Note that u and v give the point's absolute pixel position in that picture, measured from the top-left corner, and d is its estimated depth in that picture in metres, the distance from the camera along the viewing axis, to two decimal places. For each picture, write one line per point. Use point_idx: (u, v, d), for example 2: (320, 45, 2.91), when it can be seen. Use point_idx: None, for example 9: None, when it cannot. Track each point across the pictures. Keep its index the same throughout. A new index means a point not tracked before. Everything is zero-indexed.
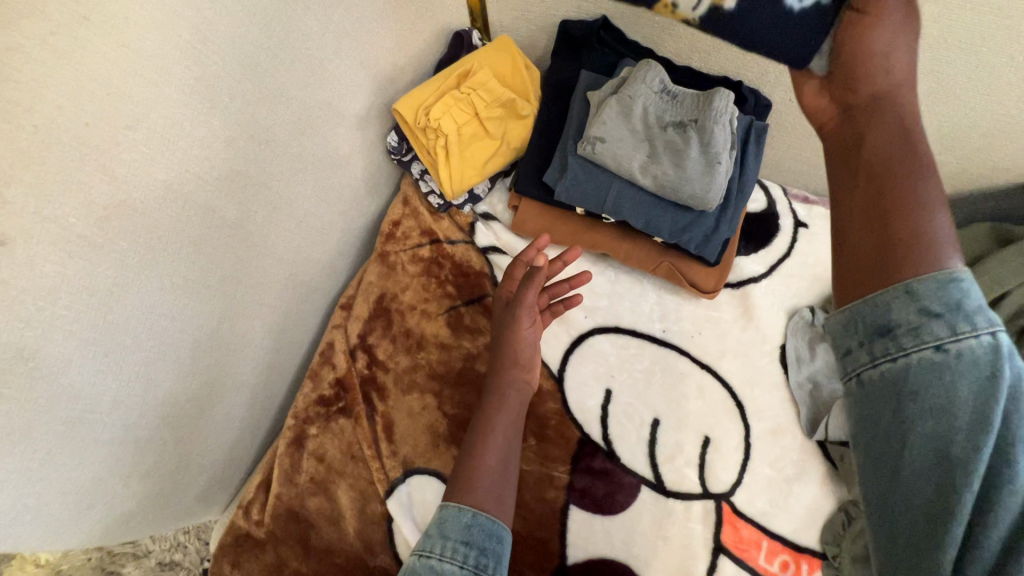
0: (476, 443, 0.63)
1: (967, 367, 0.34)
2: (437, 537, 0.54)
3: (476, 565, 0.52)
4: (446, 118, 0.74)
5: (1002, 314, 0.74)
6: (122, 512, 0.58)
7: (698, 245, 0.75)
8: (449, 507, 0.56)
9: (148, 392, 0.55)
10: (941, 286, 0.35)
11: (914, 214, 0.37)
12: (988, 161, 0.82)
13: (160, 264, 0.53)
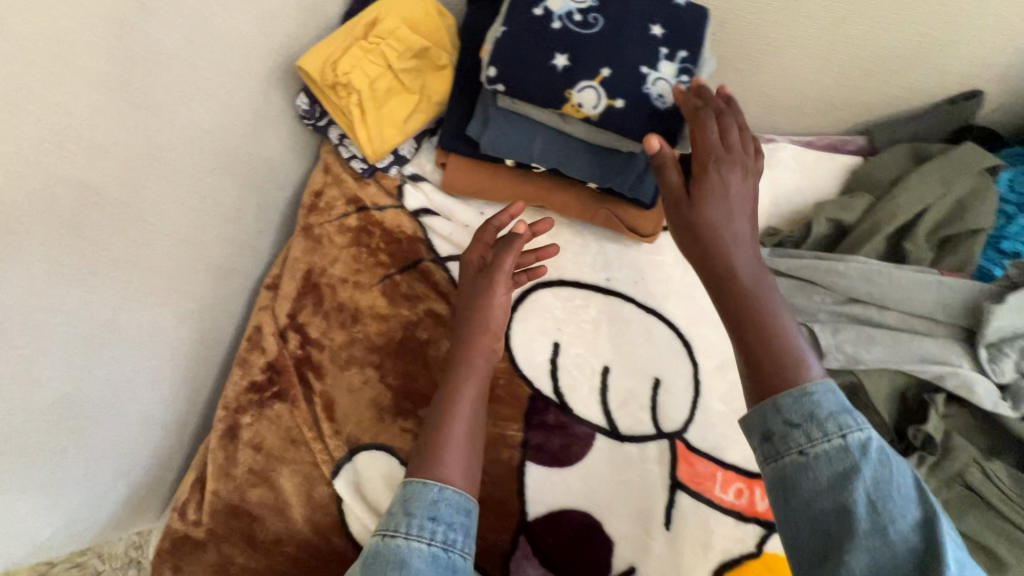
0: (442, 414, 0.60)
1: (827, 464, 0.46)
2: (402, 515, 0.52)
3: (445, 541, 0.51)
4: (356, 73, 0.69)
5: (923, 228, 0.76)
6: (25, 526, 0.53)
7: (631, 187, 0.73)
8: (412, 483, 0.54)
9: (30, 393, 0.49)
10: (797, 402, 0.48)
11: (771, 346, 0.51)
12: (902, 83, 0.84)
13: (23, 249, 0.46)
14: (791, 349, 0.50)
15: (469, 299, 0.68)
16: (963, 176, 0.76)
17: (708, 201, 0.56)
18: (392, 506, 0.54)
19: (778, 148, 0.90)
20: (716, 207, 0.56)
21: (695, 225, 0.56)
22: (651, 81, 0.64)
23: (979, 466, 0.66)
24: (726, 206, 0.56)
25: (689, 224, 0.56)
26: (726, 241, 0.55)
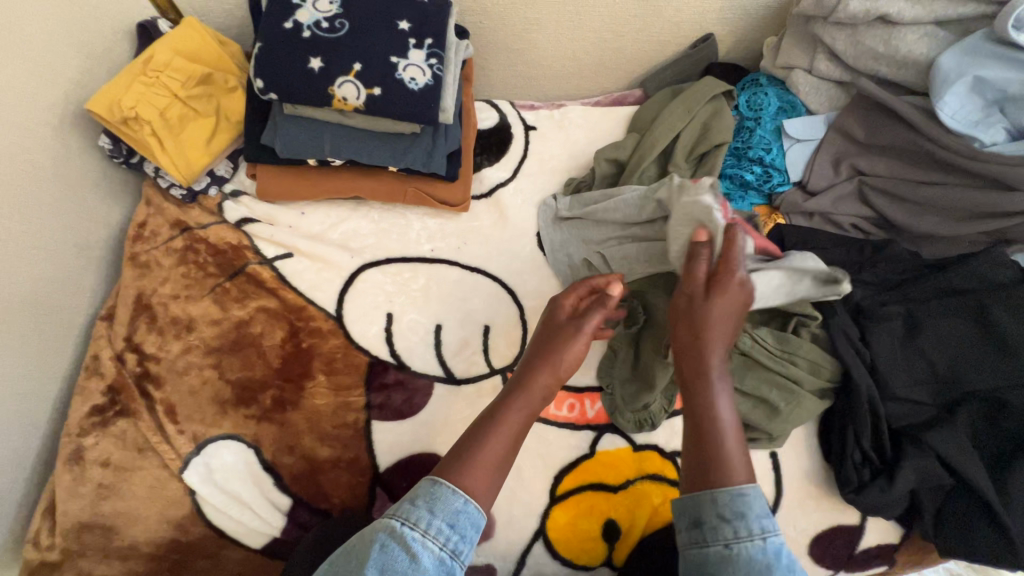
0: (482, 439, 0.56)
1: (745, 563, 0.48)
2: (423, 512, 0.51)
3: (455, 552, 0.50)
4: (142, 105, 0.75)
5: (680, 151, 0.88)
6: None
7: (424, 163, 0.82)
8: (445, 482, 0.53)
9: None
10: (732, 500, 0.50)
11: (717, 445, 0.53)
12: (651, 38, 0.98)
13: None
14: (715, 426, 0.54)
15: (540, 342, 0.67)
16: (702, 103, 0.90)
17: (717, 287, 0.57)
18: (410, 499, 0.52)
19: (568, 111, 1.02)
20: (706, 296, 0.57)
21: (676, 314, 0.59)
22: (402, 67, 0.74)
23: (749, 335, 0.76)
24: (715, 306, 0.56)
25: (683, 313, 0.58)
26: (705, 326, 0.56)
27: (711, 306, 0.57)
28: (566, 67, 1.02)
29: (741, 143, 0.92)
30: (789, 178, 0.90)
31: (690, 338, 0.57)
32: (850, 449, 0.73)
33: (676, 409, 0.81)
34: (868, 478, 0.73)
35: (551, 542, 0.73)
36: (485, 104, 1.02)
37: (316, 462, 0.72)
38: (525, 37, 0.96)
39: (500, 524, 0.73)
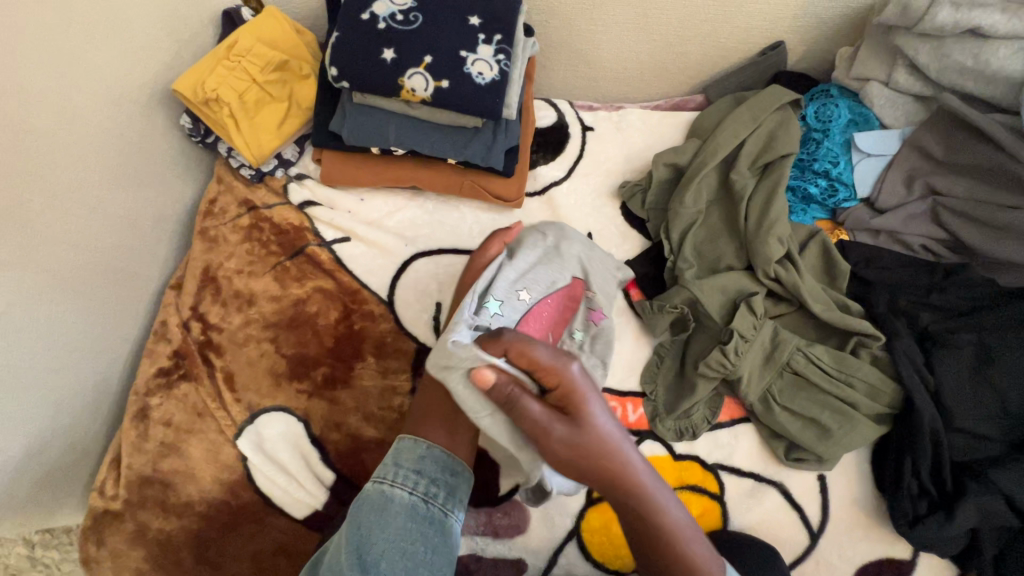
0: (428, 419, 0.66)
1: None
2: (392, 466, 0.61)
3: (426, 493, 0.60)
4: (223, 88, 0.79)
5: (743, 159, 0.86)
6: None
7: (483, 157, 0.83)
8: (407, 440, 0.64)
9: None
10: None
11: (679, 564, 0.55)
12: (718, 43, 0.96)
13: None
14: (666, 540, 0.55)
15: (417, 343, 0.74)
16: (769, 111, 0.88)
17: (568, 420, 0.54)
18: (382, 463, 0.63)
19: (626, 114, 1.02)
20: (568, 428, 0.53)
21: (548, 455, 0.54)
22: (471, 62, 0.75)
23: (802, 352, 0.76)
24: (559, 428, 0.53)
25: (571, 454, 0.53)
26: (577, 461, 0.53)
27: (557, 445, 0.53)
28: (627, 69, 1.02)
29: (806, 155, 0.89)
30: (857, 193, 0.87)
31: (594, 472, 0.54)
32: (906, 478, 0.70)
33: (721, 421, 0.79)
34: (925, 511, 0.69)
35: (585, 543, 0.72)
36: (544, 102, 1.02)
37: (361, 442, 0.74)
38: (589, 37, 0.96)
39: (534, 521, 0.73)
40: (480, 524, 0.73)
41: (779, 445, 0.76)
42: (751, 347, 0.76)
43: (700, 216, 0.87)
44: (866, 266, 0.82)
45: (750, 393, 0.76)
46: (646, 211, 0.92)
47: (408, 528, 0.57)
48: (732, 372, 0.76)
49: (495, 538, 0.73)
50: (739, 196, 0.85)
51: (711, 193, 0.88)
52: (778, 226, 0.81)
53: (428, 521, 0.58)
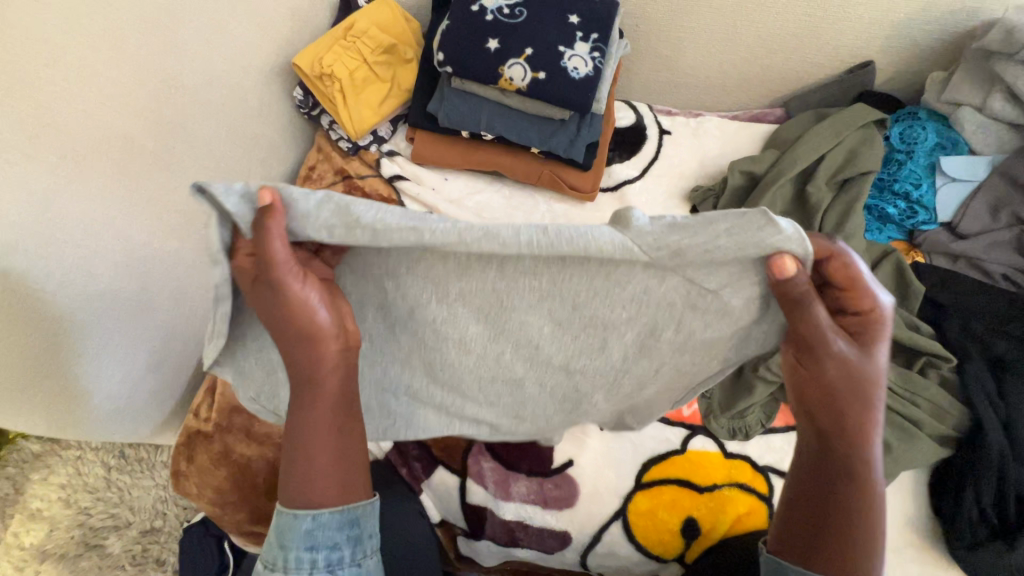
0: (304, 463, 0.48)
1: None
2: (281, 548, 0.49)
3: (329, 564, 0.50)
4: (337, 64, 0.87)
5: (822, 174, 0.87)
6: (98, 393, 0.68)
7: (565, 149, 0.87)
8: (285, 515, 0.49)
9: (90, 283, 0.64)
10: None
11: (847, 523, 0.48)
12: (805, 58, 0.98)
13: (86, 174, 0.63)
14: (872, 501, 0.47)
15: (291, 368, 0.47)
16: (852, 128, 0.88)
17: (858, 345, 0.45)
18: (271, 531, 0.50)
19: (705, 121, 1.04)
20: (855, 352, 0.45)
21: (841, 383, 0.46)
22: (567, 57, 0.80)
23: None
24: (841, 349, 0.45)
25: (820, 382, 0.46)
26: (839, 388, 0.46)
27: (830, 361, 0.45)
28: (709, 78, 1.04)
29: (886, 176, 0.89)
30: (937, 217, 0.86)
31: (839, 416, 0.47)
32: (967, 503, 0.69)
33: (773, 426, 0.80)
34: (984, 537, 0.68)
35: (630, 525, 0.74)
36: (623, 104, 1.06)
37: None
38: (676, 44, 1.00)
39: (584, 496, 0.76)
40: (532, 492, 0.76)
41: None
42: None
43: None
44: (941, 289, 0.81)
45: None
46: None
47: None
48: None
49: (544, 507, 0.76)
50: (814, 209, 0.86)
51: (784, 204, 0.89)
52: (852, 241, 0.82)
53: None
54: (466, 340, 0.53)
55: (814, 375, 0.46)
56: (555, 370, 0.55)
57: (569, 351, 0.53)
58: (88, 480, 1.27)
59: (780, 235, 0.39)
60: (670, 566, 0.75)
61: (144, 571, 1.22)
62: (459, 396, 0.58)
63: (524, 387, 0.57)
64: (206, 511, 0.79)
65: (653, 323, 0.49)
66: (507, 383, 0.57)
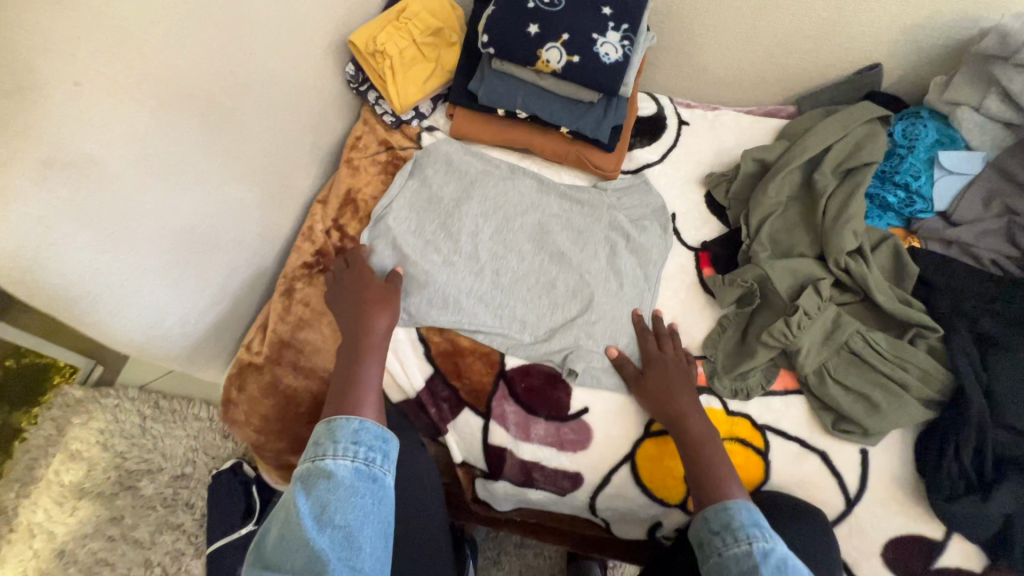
0: (353, 396, 0.72)
1: (737, 561, 0.60)
2: (329, 442, 0.65)
3: (366, 459, 0.64)
4: (389, 43, 0.95)
5: (828, 163, 0.94)
6: (177, 324, 0.77)
7: (592, 130, 0.95)
8: (337, 419, 0.67)
9: (172, 216, 0.73)
10: (717, 514, 0.66)
11: (710, 484, 0.70)
12: (817, 60, 1.05)
13: (174, 121, 0.72)
14: (714, 463, 0.73)
15: (347, 347, 0.78)
16: (858, 122, 0.95)
17: (660, 359, 0.84)
18: (318, 440, 0.66)
19: (721, 114, 1.12)
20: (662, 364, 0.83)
21: (660, 379, 0.81)
22: (600, 44, 0.88)
23: (862, 336, 0.83)
24: (677, 374, 0.82)
25: (653, 389, 0.80)
26: (674, 395, 0.79)
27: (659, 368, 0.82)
28: (728, 75, 1.12)
29: (889, 168, 0.96)
30: (933, 207, 0.93)
31: (671, 414, 0.78)
32: (948, 461, 0.75)
33: (775, 389, 0.86)
34: (962, 492, 0.74)
35: (637, 468, 0.82)
36: (646, 95, 1.14)
37: (458, 347, 0.87)
38: (698, 41, 1.08)
39: (597, 440, 0.83)
40: (549, 435, 0.84)
41: (828, 416, 0.82)
42: (813, 323, 0.83)
43: (780, 208, 0.95)
44: (936, 272, 0.87)
45: (807, 365, 0.83)
46: (728, 200, 1.01)
47: (355, 486, 0.61)
48: (792, 342, 0.82)
49: (560, 449, 0.83)
50: (819, 193, 0.93)
51: (792, 189, 0.97)
52: (854, 222, 0.88)
53: (371, 482, 0.63)
54: (523, 254, 0.93)
55: (663, 389, 0.80)
56: (575, 273, 0.92)
57: (582, 257, 0.94)
58: (125, 426, 1.35)
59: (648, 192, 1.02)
60: (673, 510, 0.82)
61: (174, 510, 1.28)
62: (511, 296, 0.90)
63: (555, 287, 0.91)
64: (249, 438, 0.87)
65: (613, 242, 0.95)
66: (544, 286, 0.91)
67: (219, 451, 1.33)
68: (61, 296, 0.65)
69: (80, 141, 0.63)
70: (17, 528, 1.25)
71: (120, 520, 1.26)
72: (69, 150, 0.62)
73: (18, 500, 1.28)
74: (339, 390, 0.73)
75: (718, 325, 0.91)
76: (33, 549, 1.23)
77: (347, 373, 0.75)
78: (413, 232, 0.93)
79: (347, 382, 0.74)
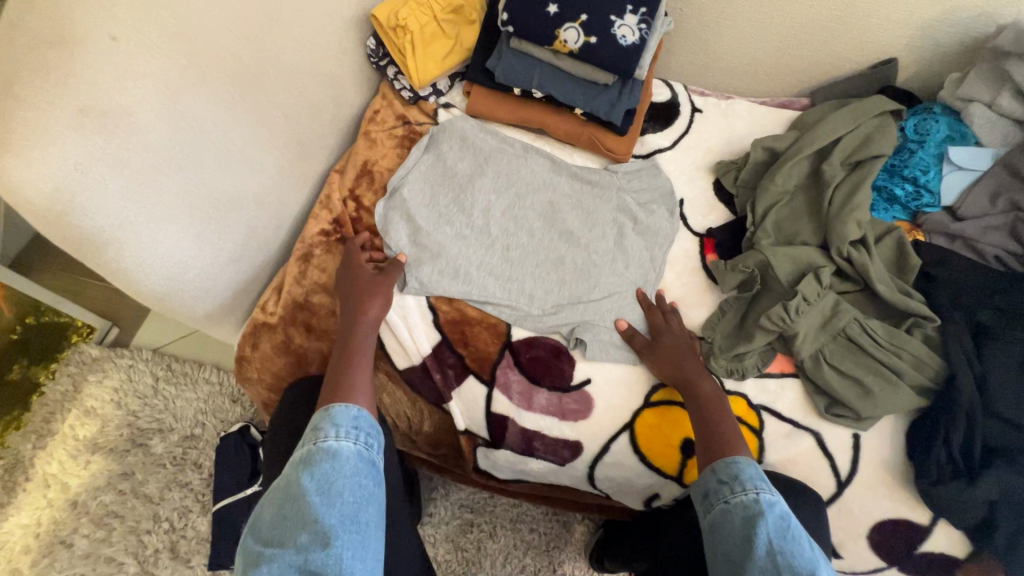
0: (346, 379, 0.73)
1: (743, 510, 0.62)
2: (329, 426, 0.64)
3: (366, 442, 0.64)
4: (411, 18, 0.97)
5: (838, 153, 0.95)
6: (201, 278, 0.79)
7: (606, 111, 0.96)
8: (335, 405, 0.67)
9: (198, 169, 0.75)
10: (727, 467, 0.67)
11: (715, 442, 0.72)
12: (833, 52, 1.06)
13: (202, 80, 0.74)
14: (721, 423, 0.74)
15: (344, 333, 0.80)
16: (869, 115, 0.96)
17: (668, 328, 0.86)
18: (316, 425, 0.65)
19: (734, 103, 1.13)
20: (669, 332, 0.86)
21: (667, 346, 0.84)
22: (617, 26, 0.90)
23: (860, 323, 0.84)
24: (685, 347, 0.84)
25: (662, 357, 0.83)
26: (684, 366, 0.81)
27: (666, 338, 0.85)
28: (743, 64, 1.13)
29: (898, 161, 0.97)
30: (939, 201, 0.95)
31: (680, 379, 0.80)
32: (937, 445, 0.77)
33: (772, 371, 0.88)
34: (949, 476, 0.76)
35: (635, 437, 0.84)
36: (661, 82, 1.15)
37: (466, 317, 0.90)
38: (714, 29, 1.09)
39: (597, 412, 0.85)
40: (551, 404, 0.86)
41: (822, 399, 0.84)
42: (812, 309, 0.85)
43: (786, 196, 0.96)
44: (937, 264, 0.89)
45: (804, 349, 0.84)
46: (736, 187, 1.02)
47: (357, 468, 0.61)
48: (790, 327, 0.84)
49: (561, 418, 0.86)
50: (827, 183, 0.94)
51: (800, 179, 0.98)
52: (859, 212, 0.90)
53: (371, 465, 0.63)
54: (533, 231, 0.95)
55: (672, 361, 0.82)
56: (584, 252, 0.94)
57: (591, 236, 0.95)
58: (138, 386, 1.39)
59: (659, 175, 1.03)
60: (666, 483, 0.85)
61: (182, 470, 1.32)
62: (520, 270, 0.92)
63: (564, 264, 0.93)
64: (261, 395, 0.90)
65: (622, 224, 0.97)
66: (552, 263, 0.93)
67: (227, 415, 1.37)
68: (92, 240, 0.68)
69: (114, 92, 0.66)
70: (33, 477, 1.30)
71: (131, 475, 1.30)
72: (105, 100, 0.66)
73: (34, 451, 1.33)
74: (334, 374, 0.75)
75: (718, 308, 0.93)
76: (47, 498, 1.28)
77: (338, 367, 0.76)
78: (427, 205, 0.96)
79: (342, 366, 0.75)
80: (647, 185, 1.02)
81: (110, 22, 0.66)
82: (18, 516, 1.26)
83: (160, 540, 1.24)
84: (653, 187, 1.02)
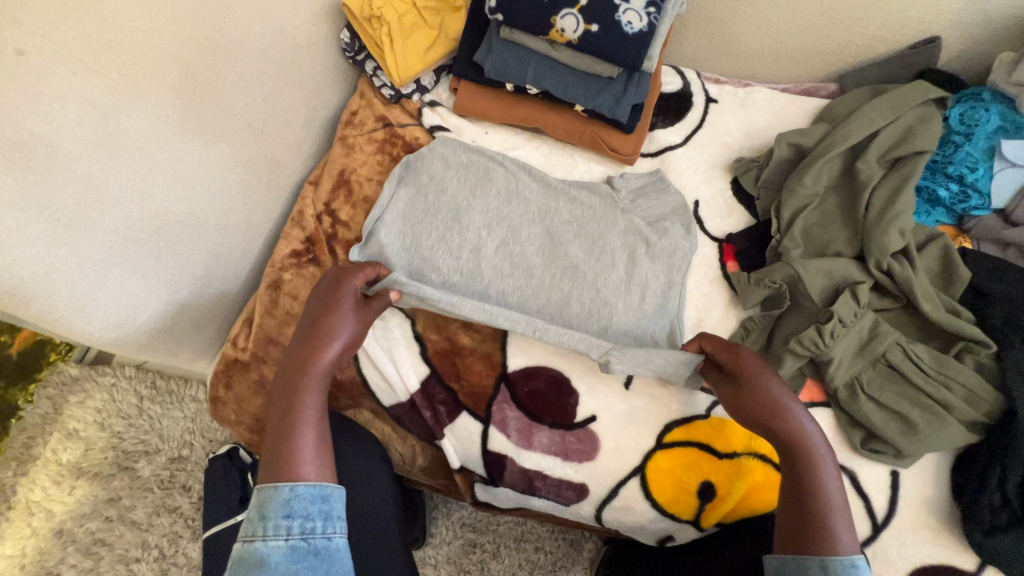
0: (290, 439, 0.62)
1: None
2: (259, 521, 0.57)
3: (303, 532, 0.57)
4: (387, 8, 0.86)
5: (874, 150, 0.84)
6: (156, 315, 0.72)
7: (610, 108, 0.86)
8: (266, 489, 0.59)
9: (140, 200, 0.66)
10: (848, 572, 0.55)
11: (820, 518, 0.59)
12: (867, 31, 0.94)
13: (142, 96, 0.65)
14: (826, 491, 0.61)
15: (288, 376, 0.67)
16: (911, 105, 0.84)
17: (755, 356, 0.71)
18: (252, 516, 0.59)
19: (754, 92, 1.01)
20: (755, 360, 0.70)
21: (756, 377, 0.68)
22: (622, 10, 0.79)
23: (902, 347, 0.75)
24: (774, 378, 0.68)
25: (754, 392, 0.67)
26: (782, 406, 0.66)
27: (752, 364, 0.69)
28: (763, 46, 1.01)
29: (941, 157, 0.86)
30: (991, 203, 0.84)
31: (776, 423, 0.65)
32: (990, 490, 0.68)
33: (800, 401, 0.79)
34: (1004, 523, 0.68)
35: (647, 482, 0.76)
36: (671, 69, 1.03)
37: (457, 347, 0.81)
38: (731, 7, 0.96)
39: (604, 450, 0.77)
40: (553, 444, 0.78)
41: (857, 434, 0.76)
42: (848, 333, 0.75)
43: (816, 199, 0.85)
44: (986, 277, 0.79)
45: (838, 377, 0.75)
46: (758, 189, 0.91)
47: (293, 570, 0.55)
48: (824, 352, 0.75)
49: (564, 459, 0.78)
50: (862, 185, 0.83)
51: (830, 179, 0.87)
52: (901, 219, 0.79)
53: (313, 557, 0.56)
54: (532, 248, 0.85)
55: (762, 398, 0.66)
56: (588, 269, 0.84)
57: (596, 252, 0.85)
58: (121, 406, 1.32)
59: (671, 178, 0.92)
60: (683, 526, 0.76)
61: (170, 495, 1.26)
62: (517, 291, 0.82)
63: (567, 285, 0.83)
64: (241, 437, 0.83)
65: (631, 235, 0.87)
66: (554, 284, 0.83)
67: (216, 434, 1.30)
68: (17, 291, 0.60)
69: (26, 117, 0.57)
70: (16, 506, 1.25)
71: (117, 500, 1.25)
72: (17, 129, 0.56)
73: (16, 477, 1.27)
74: (274, 431, 0.63)
75: (741, 327, 0.83)
76: (31, 528, 1.23)
77: (285, 406, 0.65)
78: (412, 222, 0.86)
79: (281, 421, 0.64)
80: (659, 188, 0.91)
81: (15, 33, 0.55)
82: (3, 546, 1.22)
83: (149, 568, 1.19)
84: (666, 190, 0.92)
